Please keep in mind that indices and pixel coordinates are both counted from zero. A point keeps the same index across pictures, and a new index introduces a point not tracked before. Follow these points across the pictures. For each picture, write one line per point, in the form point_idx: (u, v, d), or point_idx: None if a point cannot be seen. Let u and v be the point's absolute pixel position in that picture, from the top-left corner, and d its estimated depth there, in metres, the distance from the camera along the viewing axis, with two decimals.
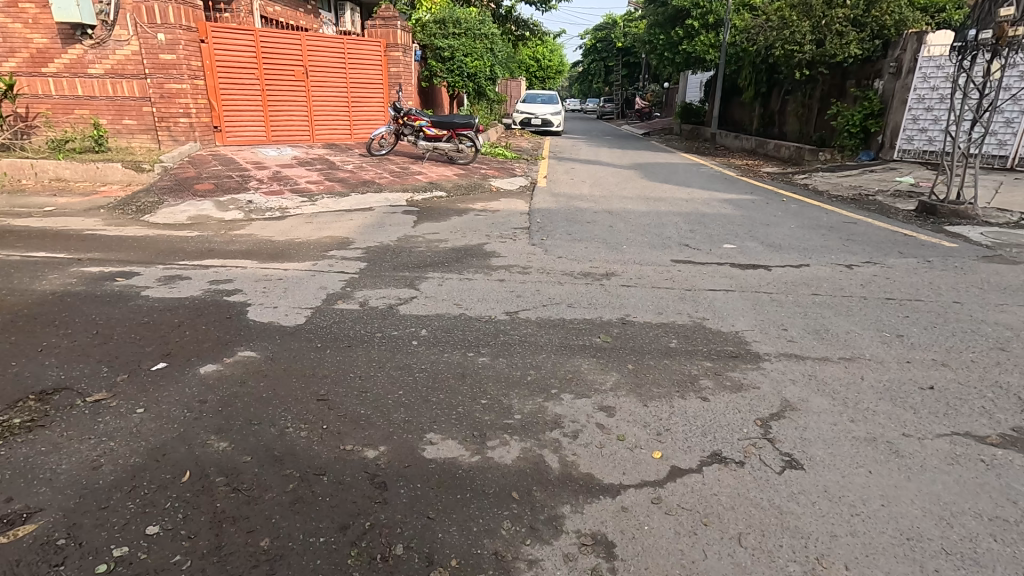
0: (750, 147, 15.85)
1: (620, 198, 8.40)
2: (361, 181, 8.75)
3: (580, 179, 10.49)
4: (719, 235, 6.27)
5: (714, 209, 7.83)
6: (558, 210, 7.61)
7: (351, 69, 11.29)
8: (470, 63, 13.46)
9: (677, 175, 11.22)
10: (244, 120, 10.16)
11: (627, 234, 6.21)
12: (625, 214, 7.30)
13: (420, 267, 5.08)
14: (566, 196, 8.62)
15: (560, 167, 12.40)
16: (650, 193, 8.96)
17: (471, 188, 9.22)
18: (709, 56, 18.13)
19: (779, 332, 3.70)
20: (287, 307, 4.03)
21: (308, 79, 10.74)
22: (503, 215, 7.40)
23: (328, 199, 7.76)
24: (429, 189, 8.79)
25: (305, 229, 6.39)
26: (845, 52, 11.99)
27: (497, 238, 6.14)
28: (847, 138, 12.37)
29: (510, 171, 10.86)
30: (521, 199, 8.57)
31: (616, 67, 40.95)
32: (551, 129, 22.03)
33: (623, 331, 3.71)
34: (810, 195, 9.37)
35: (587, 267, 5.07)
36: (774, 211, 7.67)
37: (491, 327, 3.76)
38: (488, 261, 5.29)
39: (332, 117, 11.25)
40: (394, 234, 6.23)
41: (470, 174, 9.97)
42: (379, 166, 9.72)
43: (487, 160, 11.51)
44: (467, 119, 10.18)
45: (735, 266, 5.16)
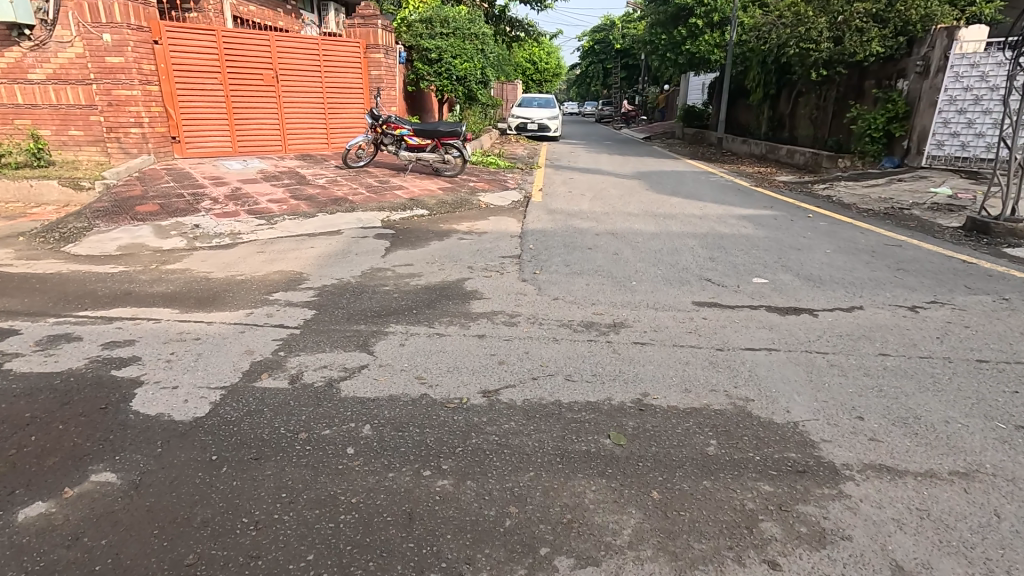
0: (760, 152, 14.87)
1: (624, 215, 7.42)
2: (332, 198, 7.78)
3: (578, 191, 9.50)
4: (744, 265, 5.29)
5: (732, 228, 6.85)
6: (554, 231, 6.63)
7: (326, 73, 10.31)
8: (458, 65, 12.45)
9: (686, 185, 10.22)
10: (206, 129, 9.18)
11: (635, 265, 5.22)
12: (631, 237, 6.31)
13: (380, 315, 4.09)
14: (563, 213, 7.63)
15: (558, 177, 11.44)
16: (657, 208, 7.96)
17: (456, 204, 8.24)
18: (714, 57, 17.13)
19: (853, 426, 2.70)
20: (189, 385, 3.02)
21: (279, 84, 9.76)
22: (490, 238, 6.42)
23: (290, 220, 6.78)
24: (409, 206, 7.81)
25: (253, 261, 5.39)
26: (866, 50, 11.01)
27: (482, 271, 5.15)
28: (869, 143, 11.37)
29: (502, 183, 9.88)
30: (511, 218, 7.60)
31: (614, 69, 39.99)
32: (548, 134, 21.04)
33: (641, 426, 2.71)
34: (836, 208, 8.37)
35: (590, 315, 4.07)
36: (802, 231, 6.69)
37: (459, 419, 2.76)
38: (466, 305, 4.30)
39: (307, 125, 10.28)
40: (358, 267, 5.24)
41: (457, 187, 8.99)
42: (355, 180, 8.74)
43: (477, 171, 10.54)
44: (454, 126, 9.13)
45: (771, 311, 4.17)
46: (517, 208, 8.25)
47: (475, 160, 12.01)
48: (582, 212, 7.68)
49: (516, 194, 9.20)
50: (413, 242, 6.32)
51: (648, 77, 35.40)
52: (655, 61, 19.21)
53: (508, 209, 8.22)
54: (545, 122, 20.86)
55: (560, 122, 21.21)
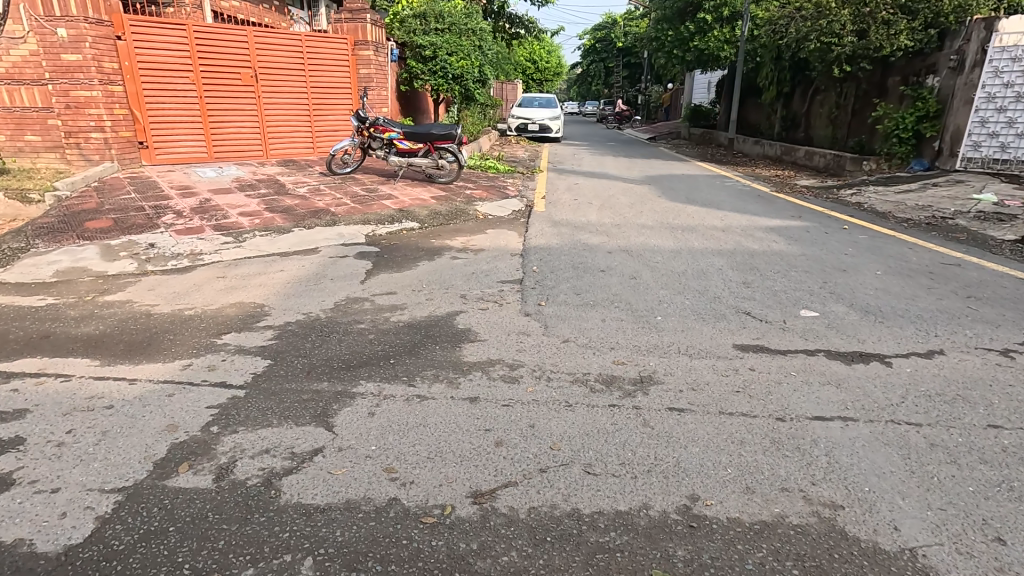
0: (774, 154, 14.07)
1: (637, 229, 6.63)
2: (313, 209, 7.00)
3: (584, 199, 8.71)
4: (785, 292, 4.50)
5: (761, 243, 6.06)
6: (560, 248, 5.84)
7: (311, 71, 9.52)
8: (454, 63, 11.64)
9: (701, 191, 9.42)
10: (178, 133, 8.40)
11: (657, 294, 4.43)
12: (648, 256, 5.52)
13: (350, 366, 3.31)
14: (569, 225, 6.85)
15: (561, 183, 10.65)
16: (673, 219, 7.17)
17: (451, 215, 7.46)
18: (724, 53, 16.33)
19: (996, 559, 1.91)
20: (75, 487, 2.23)
21: (258, 84, 8.97)
22: (487, 258, 5.63)
23: (262, 236, 6.00)
24: (398, 218, 7.03)
25: (210, 289, 4.60)
26: (893, 44, 10.21)
27: (477, 302, 4.36)
28: (896, 144, 10.55)
29: (501, 189, 9.11)
30: (511, 231, 6.83)
31: (616, 68, 39.24)
32: (550, 135, 20.27)
33: (697, 560, 1.91)
34: (871, 217, 7.57)
35: (609, 367, 3.28)
36: (841, 246, 5.91)
37: (439, 549, 1.96)
38: (457, 350, 3.51)
39: (290, 128, 9.50)
40: (332, 297, 4.45)
41: (452, 196, 8.21)
42: (341, 189, 7.97)
43: (475, 177, 9.77)
44: (450, 129, 8.32)
45: (832, 358, 3.39)
46: (518, 220, 7.47)
47: (472, 165, 11.23)
48: (590, 224, 6.90)
49: (517, 202, 8.42)
50: (400, 262, 5.54)
51: (650, 76, 34.67)
52: (661, 58, 18.42)
53: (508, 221, 7.43)
54: (547, 122, 20.08)
55: (562, 123, 20.44)
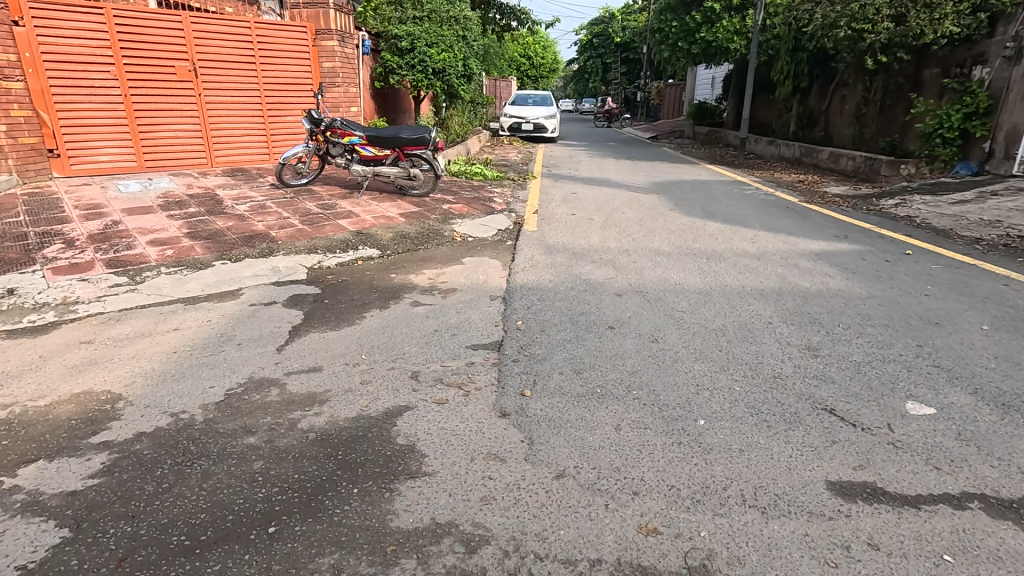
0: (791, 155, 12.77)
1: (650, 259, 5.30)
2: (249, 234, 5.66)
3: (584, 214, 7.38)
4: (870, 367, 3.18)
5: (811, 278, 4.73)
6: (553, 288, 4.51)
7: (262, 64, 8.15)
8: (435, 55, 10.26)
9: (719, 203, 8.09)
10: (99, 139, 7.04)
11: (691, 374, 3.10)
12: (669, 302, 4.20)
13: (196, 544, 1.96)
14: (566, 252, 5.52)
15: (554, 191, 9.33)
16: (694, 243, 5.85)
17: (422, 237, 6.12)
18: (733, 45, 14.94)
19: None
20: None
21: (199, 79, 7.62)
22: (458, 304, 4.31)
23: (171, 274, 4.66)
24: (354, 243, 5.70)
25: (58, 363, 3.27)
26: (938, 30, 8.93)
27: (433, 387, 3.04)
28: (939, 146, 9.21)
29: (485, 202, 7.76)
30: (494, 260, 5.51)
31: (614, 64, 37.87)
32: (545, 135, 18.94)
33: None
34: (932, 235, 6.26)
35: (633, 542, 1.96)
36: (915, 283, 4.58)
37: None
38: (385, 502, 2.18)
39: (240, 131, 8.15)
40: (226, 380, 3.11)
41: (425, 213, 6.88)
42: (290, 206, 6.64)
43: (457, 187, 8.46)
44: (423, 131, 6.96)
45: (997, 516, 2.07)
46: (503, 244, 6.14)
47: (455, 171, 9.88)
48: (590, 250, 5.58)
49: (504, 218, 7.09)
50: (343, 310, 4.19)
51: (650, 71, 33.31)
52: (665, 52, 17.06)
53: (492, 245, 6.10)
54: (542, 122, 18.75)
55: (558, 122, 19.12)
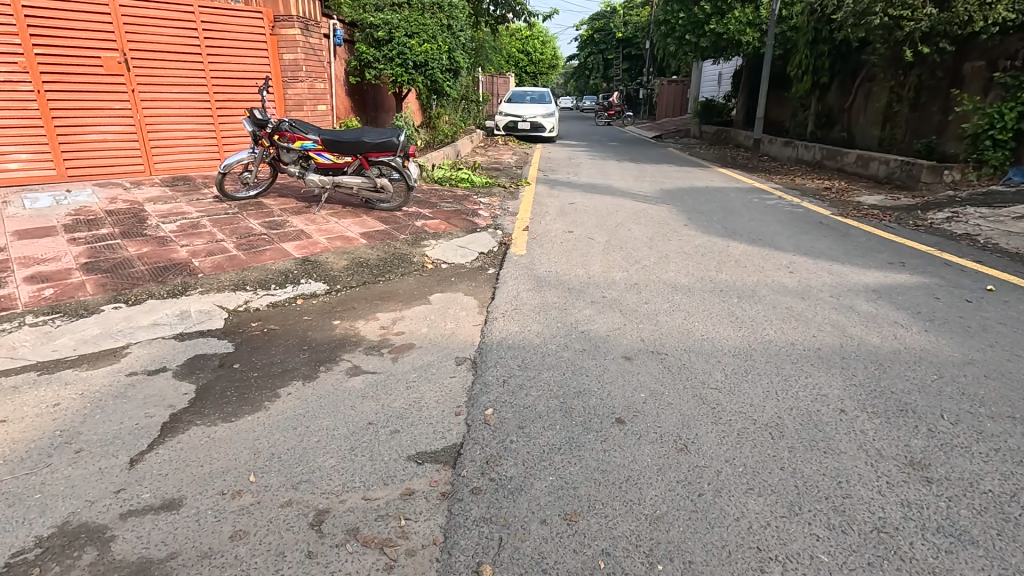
0: (811, 158, 11.66)
1: (665, 300, 4.18)
2: (165, 262, 4.56)
3: (582, 231, 6.25)
4: (1021, 507, 2.07)
5: (879, 330, 3.62)
6: (539, 347, 3.39)
7: (210, 56, 7.04)
8: (416, 47, 9.12)
9: (739, 216, 6.97)
10: (6, 144, 5.93)
11: (744, 527, 1.98)
12: (697, 373, 3.07)
13: None
14: (558, 288, 4.40)
15: (549, 200, 8.21)
16: (717, 274, 4.73)
17: (384, 263, 5.01)
18: (746, 38, 13.76)
19: None
20: None
21: (131, 73, 6.52)
22: (408, 372, 3.19)
23: (37, 326, 3.54)
24: (296, 274, 4.60)
25: None
26: (989, 17, 7.83)
27: (340, 549, 1.93)
28: (987, 149, 8.08)
29: (467, 216, 6.65)
30: (468, 298, 4.40)
31: (615, 61, 36.68)
32: (543, 135, 17.82)
33: None
34: (1006, 261, 5.14)
35: None
36: (1017, 338, 3.47)
37: None
38: None
39: (184, 133, 7.04)
40: (18, 531, 2.01)
41: (392, 232, 5.77)
42: (229, 224, 5.53)
43: (436, 197, 7.37)
44: (391, 133, 5.88)
45: None
46: (483, 272, 5.03)
47: (438, 178, 8.77)
48: (589, 285, 4.47)
49: (488, 237, 5.98)
50: (251, 383, 3.08)
51: (653, 68, 32.13)
52: (672, 46, 15.87)
53: (468, 274, 4.99)
54: (539, 121, 17.63)
55: (556, 121, 18.03)
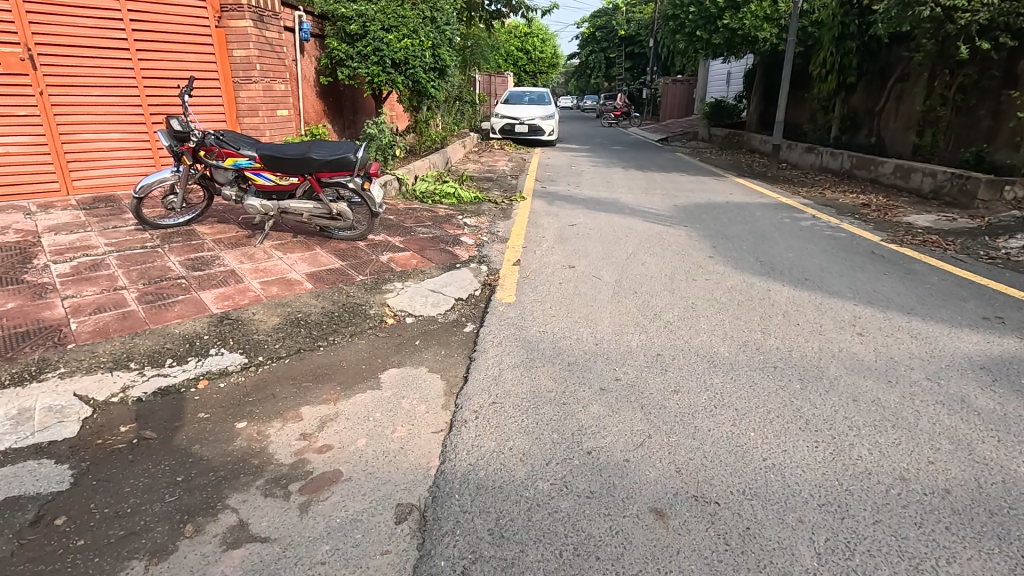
0: (839, 167, 10.52)
1: (702, 388, 3.03)
2: (29, 326, 3.42)
3: (585, 266, 5.11)
4: None
5: (1021, 450, 2.49)
6: (526, 490, 2.25)
7: (140, 53, 5.90)
8: (394, 42, 8.00)
9: (773, 244, 5.82)
10: None
11: None
12: (773, 555, 1.93)
13: None
14: (555, 364, 3.27)
15: (545, 220, 7.08)
16: (763, 339, 3.60)
17: (329, 319, 3.88)
18: (763, 33, 12.68)
19: None
20: None
21: (39, 73, 5.39)
22: (318, 543, 2.04)
23: None
24: (206, 340, 3.46)
25: None
26: None
27: None
28: None
29: (446, 246, 5.53)
30: (432, 378, 3.25)
31: (617, 59, 35.49)
32: (541, 138, 16.70)
33: None
34: None
35: None
36: None
37: None
38: None
39: (110, 144, 5.90)
40: None
41: (347, 270, 4.62)
42: (141, 261, 4.40)
43: (411, 220, 6.24)
44: (346, 148, 4.71)
45: None
46: (457, 331, 3.89)
47: (419, 193, 7.65)
48: (596, 360, 3.33)
49: (469, 275, 4.83)
50: (62, 566, 1.94)
51: (657, 66, 30.92)
52: (681, 43, 14.69)
53: (437, 334, 3.85)
54: (538, 123, 16.54)
55: (556, 123, 17.01)
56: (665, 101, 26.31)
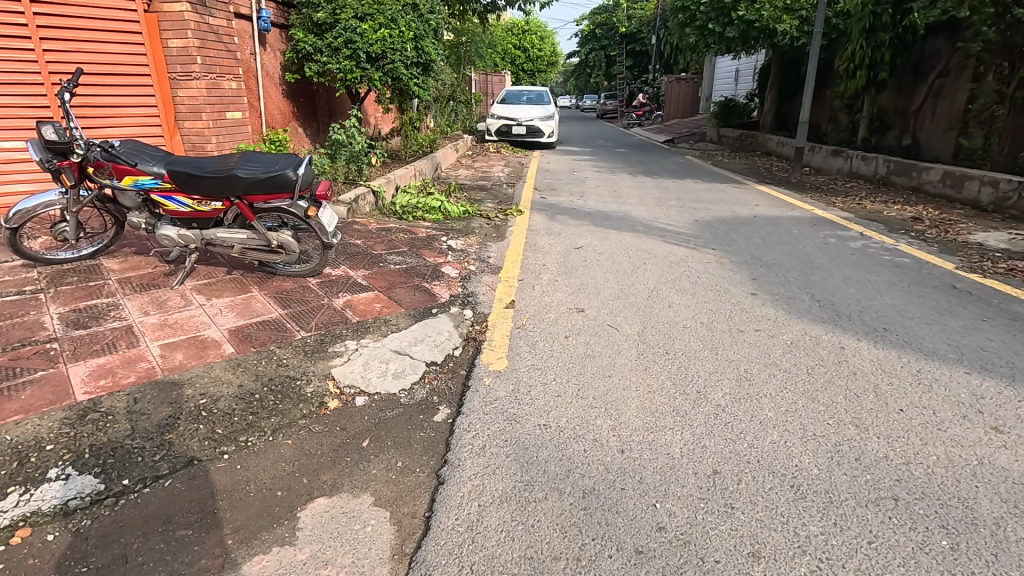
0: (874, 174, 9.42)
1: (795, 548, 1.93)
2: None
3: (597, 310, 4.01)
4: None
5: None
6: None
7: (46, 43, 4.79)
8: (368, 34, 6.90)
9: (827, 276, 4.73)
10: None
11: None
12: None
13: None
14: (563, 496, 2.18)
15: (546, 242, 5.98)
16: (860, 441, 2.51)
17: (244, 405, 2.77)
18: (782, 26, 11.59)
19: None
20: None
21: None
22: None
23: None
24: (49, 452, 2.35)
25: None
26: None
27: None
28: None
29: (422, 281, 4.43)
30: (378, 520, 2.14)
31: (617, 57, 34.32)
32: (540, 140, 15.60)
33: None
34: None
35: None
36: None
37: None
38: None
39: (10, 155, 4.81)
40: None
41: (287, 322, 3.53)
42: (7, 315, 3.30)
43: (382, 245, 5.14)
44: (280, 166, 3.55)
45: None
46: (424, 421, 2.79)
47: (398, 209, 6.57)
48: (623, 485, 2.24)
49: (447, 325, 3.73)
50: None
51: (660, 64, 29.82)
52: (691, 37, 13.59)
53: (395, 426, 2.75)
54: (536, 124, 15.47)
55: (556, 124, 15.92)
56: (670, 101, 25.19)
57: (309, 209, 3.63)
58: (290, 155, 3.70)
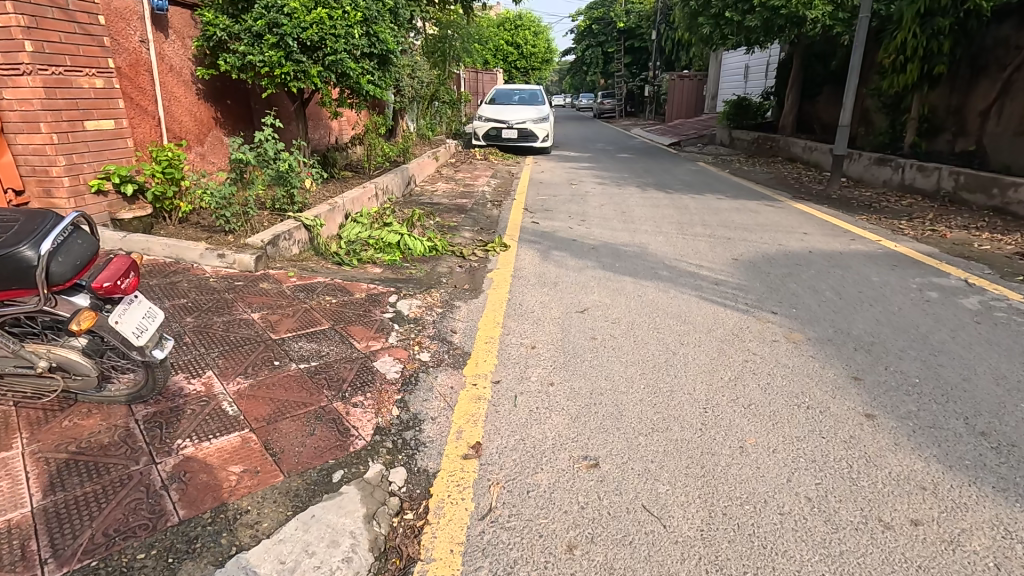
0: (935, 188, 7.80)
1: None
2: None
3: (618, 467, 2.36)
4: None
5: None
6: None
7: None
8: (300, 14, 5.20)
9: (968, 374, 3.07)
10: None
11: None
12: None
13: None
14: None
15: (537, 299, 4.31)
16: None
17: None
18: (813, 12, 9.78)
19: None
20: None
21: None
22: None
23: None
24: None
25: None
26: None
27: None
28: None
29: (331, 398, 2.75)
30: None
31: (615, 54, 32.53)
32: (534, 145, 13.99)
33: None
34: None
35: None
36: None
37: None
38: None
39: None
40: None
41: (33, 535, 1.85)
42: None
43: (288, 320, 3.45)
44: (1, 239, 2.00)
45: None
46: None
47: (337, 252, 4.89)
48: None
49: (352, 520, 2.04)
50: None
51: (662, 61, 28.17)
52: (704, 28, 11.91)
53: None
54: (529, 127, 13.86)
55: (551, 127, 14.28)
56: (673, 100, 23.56)
57: (82, 315, 2.05)
58: (38, 213, 2.16)
